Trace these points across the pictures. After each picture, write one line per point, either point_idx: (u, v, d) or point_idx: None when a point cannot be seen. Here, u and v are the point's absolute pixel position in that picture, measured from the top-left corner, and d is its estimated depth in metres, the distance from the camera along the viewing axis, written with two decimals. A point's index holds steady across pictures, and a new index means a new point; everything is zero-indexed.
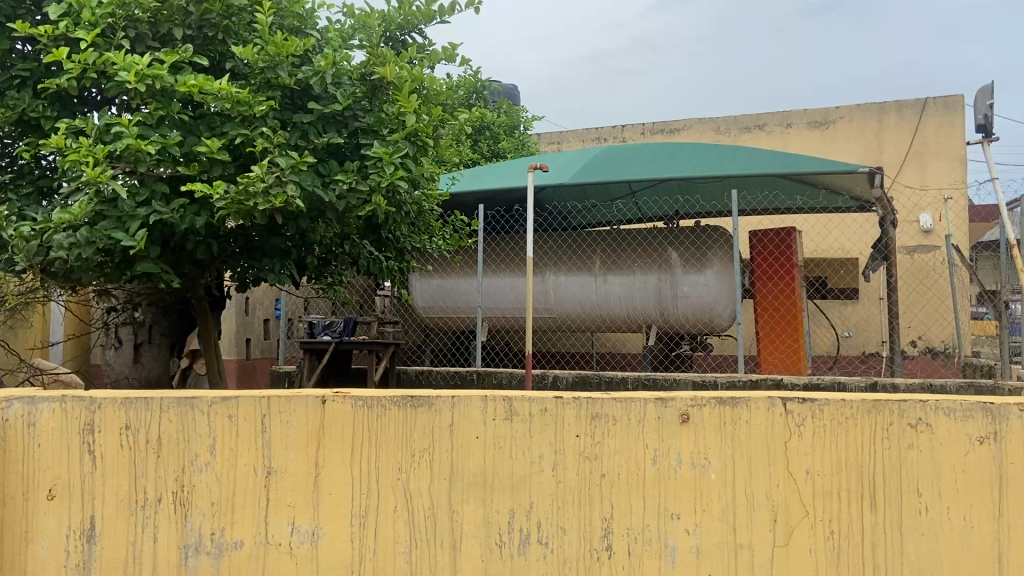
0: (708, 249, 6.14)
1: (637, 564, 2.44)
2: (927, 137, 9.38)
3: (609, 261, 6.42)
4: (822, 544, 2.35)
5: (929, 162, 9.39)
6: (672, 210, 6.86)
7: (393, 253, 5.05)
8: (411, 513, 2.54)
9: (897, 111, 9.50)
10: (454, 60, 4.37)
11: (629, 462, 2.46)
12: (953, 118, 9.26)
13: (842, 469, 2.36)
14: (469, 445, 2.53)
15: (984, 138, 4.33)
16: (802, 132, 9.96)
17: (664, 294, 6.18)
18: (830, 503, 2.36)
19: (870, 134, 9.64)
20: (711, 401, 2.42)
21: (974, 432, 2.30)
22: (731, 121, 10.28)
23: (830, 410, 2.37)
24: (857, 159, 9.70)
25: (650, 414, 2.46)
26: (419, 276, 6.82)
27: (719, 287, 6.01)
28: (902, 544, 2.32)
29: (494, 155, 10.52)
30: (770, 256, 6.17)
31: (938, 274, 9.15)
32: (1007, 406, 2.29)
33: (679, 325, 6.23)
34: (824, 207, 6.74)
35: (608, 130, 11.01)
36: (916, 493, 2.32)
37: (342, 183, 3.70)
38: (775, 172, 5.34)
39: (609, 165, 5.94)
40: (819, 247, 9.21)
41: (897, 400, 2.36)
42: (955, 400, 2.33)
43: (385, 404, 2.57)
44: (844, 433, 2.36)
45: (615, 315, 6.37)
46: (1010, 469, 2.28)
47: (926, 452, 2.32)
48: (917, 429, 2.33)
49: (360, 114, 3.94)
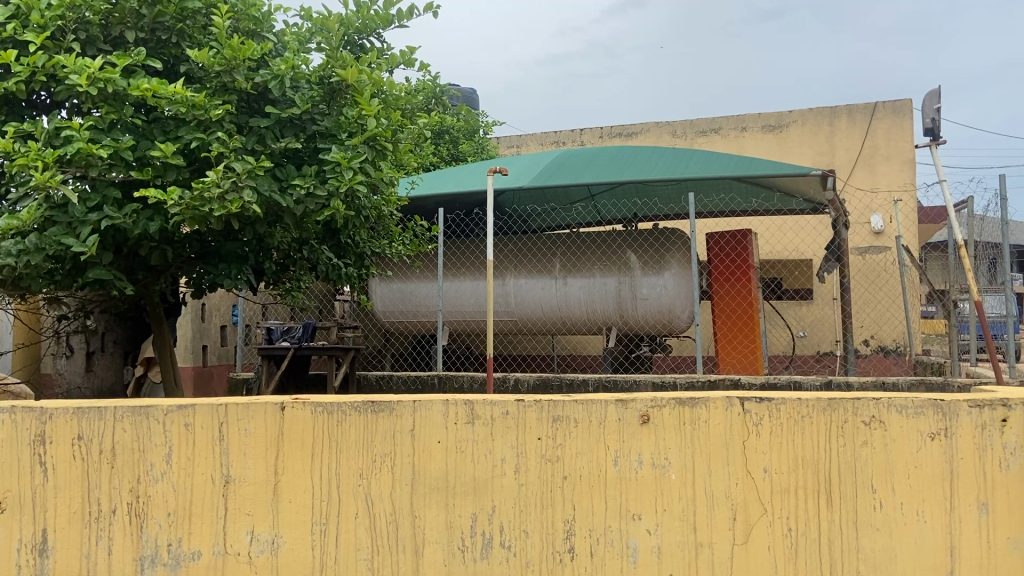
0: (666, 251, 6.23)
1: (599, 564, 2.45)
2: (877, 140, 9.62)
3: (568, 264, 6.45)
4: (779, 541, 2.40)
5: (880, 164, 9.63)
6: (631, 214, 6.95)
7: (352, 258, 4.97)
8: (372, 519, 2.52)
9: (848, 115, 9.74)
10: (412, 65, 4.37)
11: (590, 464, 2.48)
12: (902, 121, 9.50)
13: (797, 467, 2.40)
14: (429, 450, 2.53)
15: (932, 141, 4.43)
16: (756, 135, 10.13)
17: (623, 297, 6.24)
18: (787, 500, 2.40)
19: (823, 138, 9.85)
20: (670, 402, 2.46)
21: (926, 428, 2.36)
22: (688, 125, 10.41)
23: (786, 409, 2.42)
24: (809, 162, 9.90)
25: (610, 416, 2.48)
26: (379, 280, 6.77)
27: (677, 289, 6.12)
28: (858, 540, 2.37)
29: (453, 159, 10.51)
30: (726, 258, 6.25)
31: (889, 275, 9.37)
32: (957, 403, 2.36)
33: (639, 327, 6.30)
34: (778, 210, 6.86)
35: (566, 133, 11.05)
36: (871, 488, 2.38)
37: (300, 188, 3.66)
38: (730, 176, 5.44)
39: (568, 169, 5.96)
40: (774, 248, 9.38)
41: (851, 399, 2.42)
42: (907, 398, 2.39)
43: (345, 409, 2.55)
44: (800, 432, 2.41)
45: (575, 318, 6.40)
46: (960, 464, 2.35)
47: (879, 449, 2.38)
48: (871, 426, 2.39)
49: (318, 118, 3.91)
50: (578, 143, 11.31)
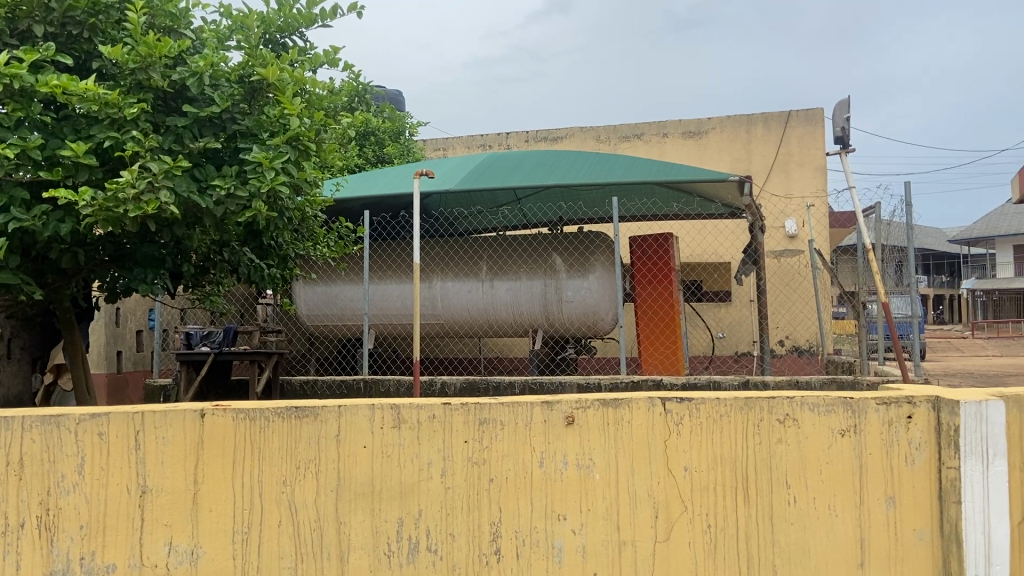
0: (591, 254, 6.34)
1: (526, 565, 2.48)
2: (791, 147, 9.99)
3: (495, 266, 6.48)
4: (699, 537, 2.47)
5: (793, 171, 10.01)
6: (557, 217, 7.03)
7: (275, 261, 4.87)
8: (296, 526, 2.48)
9: (764, 123, 10.09)
10: (336, 65, 4.32)
11: (517, 466, 2.51)
12: (814, 130, 9.90)
13: (716, 465, 2.49)
14: (355, 455, 2.51)
15: (842, 149, 4.64)
16: (677, 141, 10.39)
17: (549, 299, 6.31)
18: (707, 497, 2.48)
19: (740, 144, 10.18)
20: (595, 403, 2.51)
21: (836, 425, 2.48)
22: (611, 130, 10.59)
23: (706, 409, 2.50)
24: (728, 168, 10.21)
25: (536, 417, 2.52)
26: (302, 283, 6.65)
27: (601, 291, 6.23)
28: (773, 534, 2.47)
29: (379, 161, 10.42)
30: (648, 261, 6.39)
31: (802, 277, 9.74)
32: (865, 401, 2.48)
33: (565, 329, 6.38)
34: (698, 214, 7.06)
35: (493, 137, 11.09)
36: (785, 484, 2.48)
37: (220, 189, 3.58)
38: (652, 180, 5.57)
39: (495, 172, 6.00)
40: (695, 251, 9.62)
41: (766, 398, 2.52)
42: (818, 396, 2.51)
43: (268, 415, 2.51)
44: (718, 430, 2.50)
45: (502, 320, 6.43)
46: (868, 459, 2.47)
47: (793, 446, 2.48)
48: (785, 424, 2.49)
49: (239, 117, 3.81)
50: (504, 147, 11.36)
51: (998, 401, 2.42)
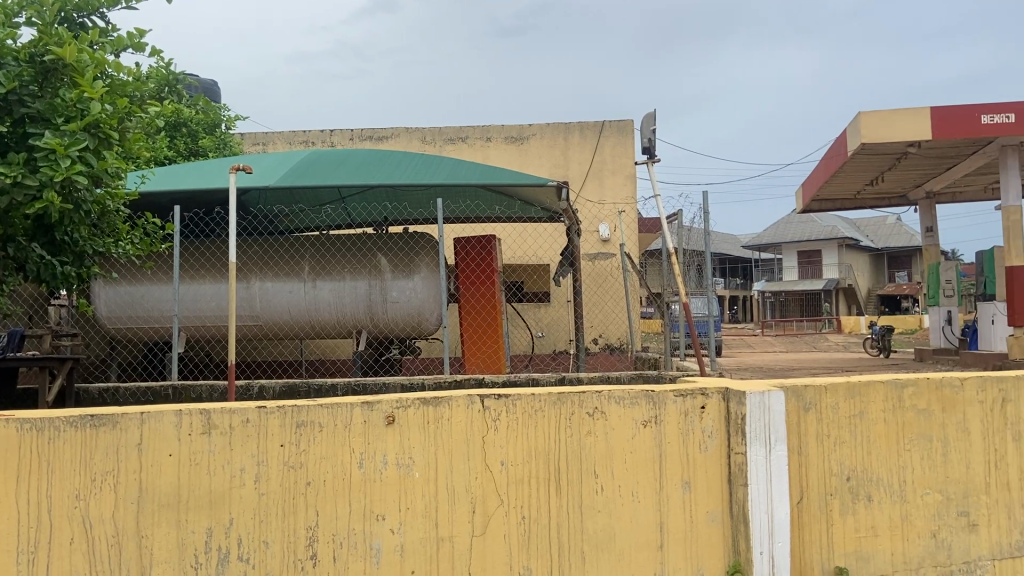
0: (415, 254, 6.36)
1: (342, 568, 2.45)
2: (604, 156, 10.53)
3: (317, 266, 6.32)
4: (514, 529, 2.56)
5: (606, 178, 10.55)
6: (381, 217, 7.00)
7: (69, 258, 4.47)
8: (90, 542, 2.32)
9: (580, 131, 10.56)
10: (142, 50, 4.06)
11: (334, 468, 2.48)
12: (626, 140, 10.49)
13: (530, 458, 2.59)
14: (159, 464, 2.38)
15: (649, 159, 4.97)
16: (499, 146, 10.62)
17: (374, 299, 6.26)
18: (522, 489, 2.57)
19: (558, 151, 10.59)
20: (415, 402, 2.53)
21: (639, 416, 2.65)
22: (436, 132, 10.66)
23: (521, 404, 2.60)
24: (547, 173, 10.59)
25: (355, 418, 2.50)
26: (102, 283, 6.15)
27: (426, 292, 6.28)
28: (582, 522, 2.59)
29: (191, 154, 9.84)
30: (471, 263, 6.50)
31: (614, 279, 10.28)
32: (664, 394, 2.68)
33: (389, 329, 6.35)
34: (519, 217, 7.28)
35: (315, 134, 10.81)
36: (593, 474, 2.61)
37: (3, 177, 3.26)
38: (475, 183, 5.69)
39: (318, 169, 5.87)
40: (516, 253, 9.88)
41: (577, 393, 2.65)
42: (624, 390, 2.68)
43: (58, 425, 2.32)
44: (532, 425, 2.60)
45: (324, 321, 6.29)
46: (667, 448, 2.66)
47: (601, 437, 2.63)
48: (593, 417, 2.64)
49: (27, 99, 3.49)
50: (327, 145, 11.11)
51: (779, 391, 2.58)
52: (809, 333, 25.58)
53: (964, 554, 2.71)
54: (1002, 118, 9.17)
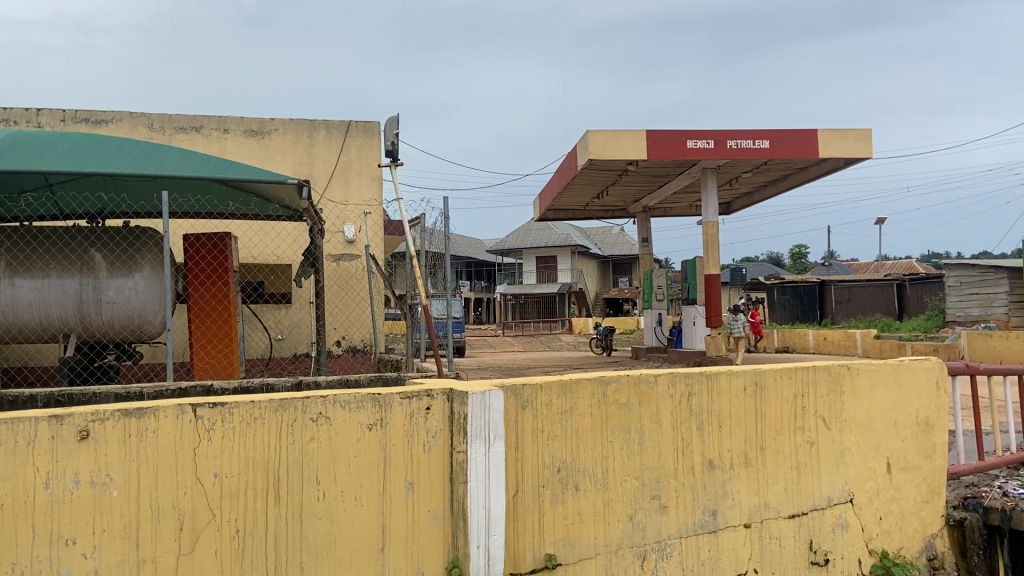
0: (136, 253, 5.82)
1: None
2: (350, 156, 10.22)
3: (14, 263, 5.60)
4: (227, 543, 2.43)
5: (352, 179, 10.26)
6: (96, 209, 6.32)
7: None
8: None
9: (325, 130, 10.19)
10: None
11: (13, 491, 2.19)
12: (372, 142, 10.33)
13: (247, 468, 2.48)
14: None
15: (390, 162, 5.03)
16: (238, 139, 9.91)
17: (85, 300, 5.63)
18: (236, 501, 2.46)
19: (302, 148, 10.13)
20: (115, 414, 2.31)
21: (364, 420, 2.64)
22: (166, 120, 9.74)
23: (239, 412, 2.48)
24: (289, 171, 10.12)
25: (40, 434, 2.23)
26: None
27: (149, 293, 5.75)
28: (302, 530, 2.53)
29: None
30: (203, 261, 6.11)
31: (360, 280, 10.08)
32: (389, 397, 2.69)
33: (104, 334, 5.75)
34: (256, 214, 6.95)
35: (17, 111, 9.45)
36: (315, 480, 2.56)
37: None
38: (208, 177, 5.32)
39: (16, 151, 5.14)
40: (255, 253, 9.40)
41: (301, 398, 2.57)
42: (349, 394, 2.64)
43: None
44: (251, 433, 2.49)
45: (22, 325, 5.54)
46: (390, 451, 2.68)
47: (324, 443, 2.58)
48: (317, 422, 2.57)
49: None
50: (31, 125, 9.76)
51: (498, 390, 2.69)
52: (544, 333, 27.29)
53: (656, 534, 3.02)
54: (703, 143, 10.46)
